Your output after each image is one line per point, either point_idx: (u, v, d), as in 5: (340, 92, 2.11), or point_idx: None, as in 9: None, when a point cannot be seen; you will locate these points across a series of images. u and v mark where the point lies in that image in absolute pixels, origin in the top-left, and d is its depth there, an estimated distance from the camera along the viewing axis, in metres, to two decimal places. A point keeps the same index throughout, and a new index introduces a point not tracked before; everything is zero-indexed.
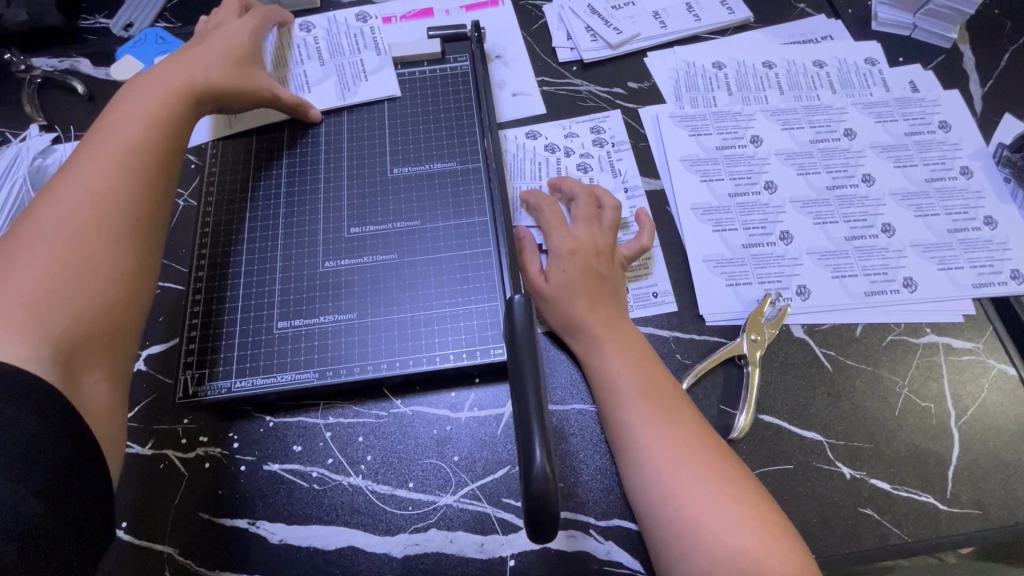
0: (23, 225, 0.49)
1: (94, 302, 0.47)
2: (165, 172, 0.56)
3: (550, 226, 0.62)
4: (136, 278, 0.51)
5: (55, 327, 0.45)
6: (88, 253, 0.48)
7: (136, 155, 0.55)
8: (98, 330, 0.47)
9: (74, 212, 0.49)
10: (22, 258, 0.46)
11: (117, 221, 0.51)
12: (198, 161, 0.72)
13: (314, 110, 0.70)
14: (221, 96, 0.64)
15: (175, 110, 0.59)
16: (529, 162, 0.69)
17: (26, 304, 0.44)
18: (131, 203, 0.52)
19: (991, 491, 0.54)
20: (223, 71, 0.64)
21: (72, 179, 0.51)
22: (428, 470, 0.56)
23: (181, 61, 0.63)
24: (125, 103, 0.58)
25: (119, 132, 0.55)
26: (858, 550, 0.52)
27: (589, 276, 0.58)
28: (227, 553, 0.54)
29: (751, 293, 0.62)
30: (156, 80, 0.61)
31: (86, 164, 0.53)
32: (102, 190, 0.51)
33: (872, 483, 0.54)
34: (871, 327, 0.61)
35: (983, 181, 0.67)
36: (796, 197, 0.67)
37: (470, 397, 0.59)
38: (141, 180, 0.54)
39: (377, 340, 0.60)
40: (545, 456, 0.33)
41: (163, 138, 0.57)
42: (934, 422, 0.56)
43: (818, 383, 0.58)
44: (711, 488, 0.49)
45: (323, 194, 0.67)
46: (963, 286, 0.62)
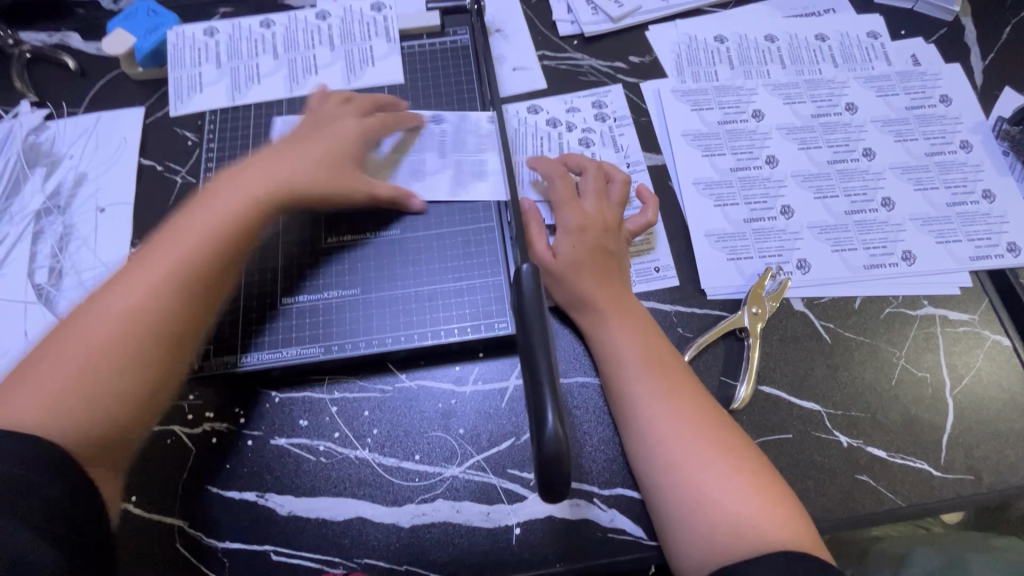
0: (72, 319, 0.49)
1: (102, 417, 0.45)
2: (214, 283, 0.52)
3: (562, 202, 0.61)
4: (150, 394, 0.48)
5: (62, 439, 0.44)
6: (109, 367, 0.46)
7: (183, 261, 0.50)
8: (104, 442, 0.46)
9: (108, 321, 0.47)
10: (84, 326, 0.48)
11: (142, 338, 0.47)
12: (196, 138, 0.71)
13: (417, 200, 0.63)
14: (309, 200, 0.58)
15: (252, 196, 0.55)
16: (531, 138, 0.69)
17: (43, 408, 0.44)
18: (163, 317, 0.48)
19: (983, 458, 0.55)
20: (321, 173, 0.58)
21: (122, 278, 0.50)
22: (433, 443, 0.57)
23: (284, 152, 0.59)
24: (206, 195, 0.55)
25: (181, 231, 0.52)
26: (853, 515, 0.54)
27: (599, 253, 0.59)
28: (237, 525, 0.55)
29: (752, 267, 0.63)
30: (246, 172, 0.56)
31: (141, 261, 0.50)
32: (137, 299, 0.48)
33: (868, 452, 0.55)
34: (869, 300, 0.61)
35: (983, 155, 0.67)
36: (798, 171, 0.67)
37: (474, 370, 0.60)
38: (181, 292, 0.49)
39: (382, 315, 0.60)
40: (557, 417, 0.33)
41: (223, 249, 0.52)
42: (930, 391, 0.58)
43: (817, 355, 0.59)
44: (713, 456, 0.50)
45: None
46: (961, 259, 0.62)
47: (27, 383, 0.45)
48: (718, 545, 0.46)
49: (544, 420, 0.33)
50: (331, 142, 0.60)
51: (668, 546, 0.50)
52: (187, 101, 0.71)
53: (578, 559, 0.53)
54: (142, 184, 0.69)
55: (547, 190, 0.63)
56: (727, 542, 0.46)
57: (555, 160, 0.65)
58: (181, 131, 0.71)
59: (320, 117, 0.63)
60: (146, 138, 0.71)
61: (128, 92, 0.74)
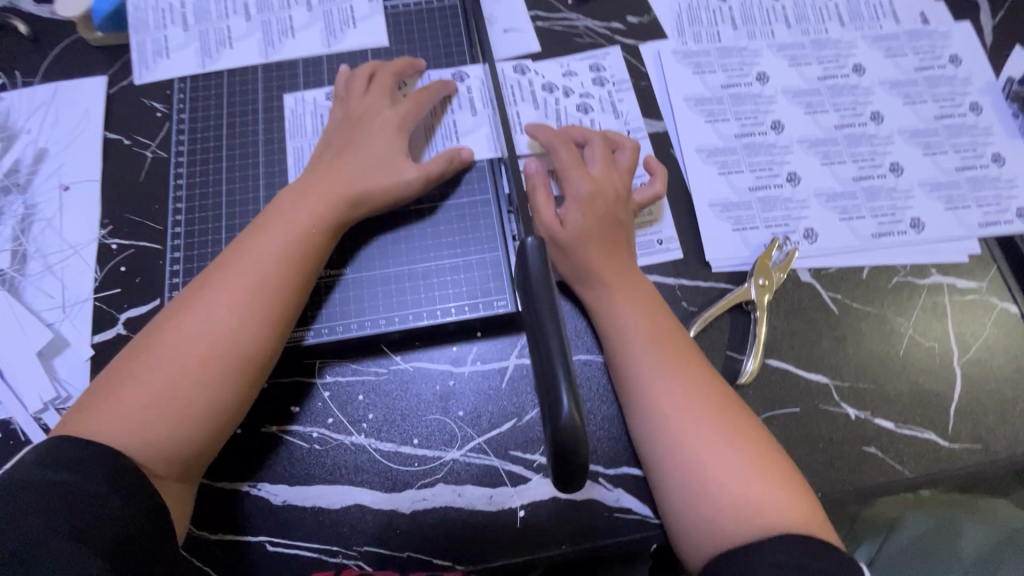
0: (149, 337, 0.47)
1: (181, 444, 0.45)
2: (292, 311, 0.50)
3: (568, 168, 0.58)
4: (225, 422, 0.47)
5: (141, 463, 0.43)
6: (189, 395, 0.45)
7: (262, 288, 0.49)
8: (180, 466, 0.46)
9: (189, 347, 0.46)
10: (170, 340, 0.47)
11: (222, 366, 0.47)
12: (165, 109, 0.66)
13: (467, 151, 0.59)
14: (369, 209, 0.55)
15: (327, 211, 0.53)
16: (525, 104, 0.65)
17: (127, 432, 0.44)
18: (244, 347, 0.47)
19: (990, 427, 0.55)
20: (375, 174, 0.55)
21: (202, 299, 0.48)
22: (432, 426, 0.55)
23: (340, 158, 0.55)
24: (281, 213, 0.52)
25: (258, 255, 0.50)
26: (861, 487, 0.53)
27: (611, 224, 0.56)
28: (230, 516, 0.53)
29: (758, 237, 0.61)
30: (313, 187, 0.54)
31: (220, 284, 0.49)
32: (217, 327, 0.47)
33: (876, 423, 0.55)
34: (877, 270, 0.60)
35: (992, 117, 0.65)
36: (804, 136, 0.64)
37: (473, 350, 0.57)
38: (261, 320, 0.48)
39: (374, 294, 0.58)
40: (573, 401, 0.30)
41: (299, 274, 0.51)
42: (937, 361, 0.57)
43: (824, 326, 0.58)
44: (719, 441, 0.48)
45: (309, 136, 0.63)
46: (970, 226, 0.61)
47: (109, 405, 0.44)
48: (721, 531, 0.45)
49: (561, 404, 0.30)
50: (381, 137, 0.56)
51: (671, 530, 0.49)
52: (153, 68, 0.66)
53: (584, 539, 0.52)
54: (109, 160, 0.64)
55: (552, 158, 0.60)
56: (731, 530, 0.45)
57: (557, 129, 0.61)
58: (148, 101, 0.66)
59: (360, 105, 0.59)
60: (110, 109, 0.66)
61: (86, 59, 0.68)
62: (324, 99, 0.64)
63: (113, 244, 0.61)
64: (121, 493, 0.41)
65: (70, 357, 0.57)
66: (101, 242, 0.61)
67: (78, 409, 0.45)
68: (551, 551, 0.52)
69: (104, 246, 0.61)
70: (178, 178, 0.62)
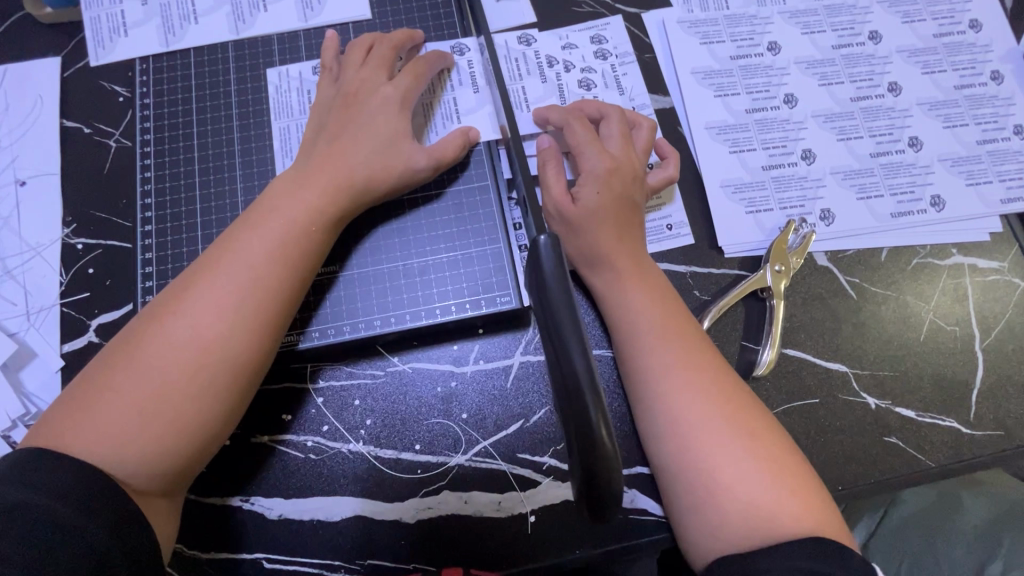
0: (128, 338, 0.42)
1: (166, 460, 0.41)
2: (288, 312, 0.46)
3: (581, 140, 0.53)
4: (212, 436, 0.43)
5: (120, 482, 0.39)
6: (174, 407, 0.41)
7: (255, 288, 0.44)
8: (165, 483, 0.42)
9: (173, 353, 0.42)
10: (151, 345, 0.42)
11: (209, 377, 0.42)
12: (128, 93, 0.60)
13: (473, 131, 0.55)
14: (371, 197, 0.51)
15: (323, 203, 0.48)
16: (528, 81, 0.60)
17: (103, 447, 0.39)
18: (234, 355, 0.43)
19: (1012, 412, 0.53)
20: (374, 158, 0.50)
21: (186, 300, 0.43)
22: (435, 431, 0.52)
23: (337, 139, 0.50)
24: (275, 202, 0.47)
25: (249, 249, 0.45)
26: (883, 479, 0.51)
27: (627, 202, 0.53)
28: (223, 533, 0.50)
29: (772, 220, 0.57)
30: (310, 173, 0.49)
31: (208, 281, 0.44)
32: (205, 331, 0.42)
33: (898, 412, 0.53)
34: (896, 251, 0.57)
35: (1013, 86, 0.62)
36: (819, 110, 0.61)
37: (474, 349, 0.54)
38: (254, 324, 0.44)
39: (366, 293, 0.53)
40: (600, 417, 0.28)
41: (296, 272, 0.46)
42: (959, 345, 0.55)
43: (843, 312, 0.55)
44: (731, 439, 0.44)
45: (296, 115, 0.57)
46: (992, 202, 0.58)
47: (86, 415, 0.40)
48: (729, 539, 0.42)
49: (588, 421, 0.28)
50: (378, 114, 0.51)
51: (679, 532, 0.46)
52: (110, 48, 0.60)
53: (598, 543, 0.50)
54: (68, 151, 0.59)
55: (564, 135, 0.56)
56: (738, 535, 0.42)
57: (569, 105, 0.57)
58: (109, 85, 0.60)
59: (353, 78, 0.53)
60: (66, 94, 0.60)
61: (35, 38, 0.61)
62: (310, 73, 0.58)
63: (79, 244, 0.56)
64: (97, 516, 0.37)
65: (39, 370, 0.53)
66: (65, 242, 0.56)
67: (50, 419, 0.41)
68: (564, 558, 0.49)
69: (69, 246, 0.56)
70: (146, 170, 0.56)
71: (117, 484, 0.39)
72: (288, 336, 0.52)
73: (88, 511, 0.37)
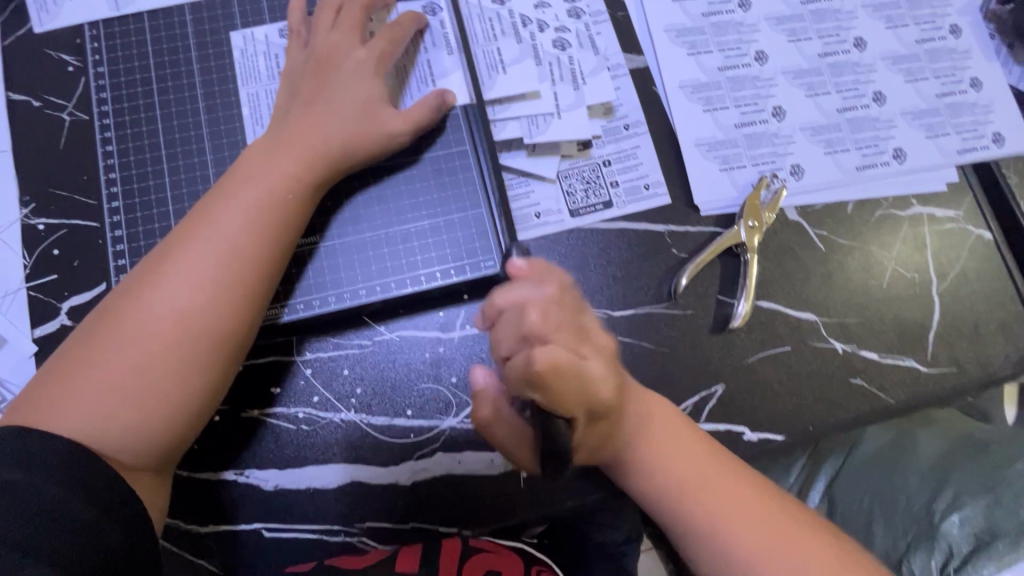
0: (107, 314, 0.42)
1: (156, 435, 0.41)
2: (270, 286, 0.45)
3: (504, 336, 0.37)
4: (200, 409, 0.43)
5: (107, 457, 0.39)
6: (158, 382, 0.41)
7: (235, 263, 0.43)
8: (155, 457, 0.42)
9: (154, 329, 0.41)
10: (130, 320, 0.41)
11: (193, 350, 0.42)
12: (78, 62, 0.56)
13: (450, 95, 0.54)
14: (350, 165, 0.50)
15: (299, 172, 0.47)
16: (503, 42, 0.58)
17: (88, 423, 0.39)
18: (218, 330, 0.42)
19: (965, 350, 0.57)
20: (350, 125, 0.49)
21: (164, 274, 0.42)
22: (425, 396, 0.53)
23: (311, 106, 0.49)
24: (250, 172, 0.46)
25: (228, 223, 0.44)
26: (849, 418, 0.55)
27: (595, 346, 0.38)
28: (220, 506, 0.50)
29: (745, 176, 0.59)
30: (284, 141, 0.47)
31: (186, 254, 0.43)
32: (186, 308, 0.42)
33: (862, 355, 0.56)
34: (861, 203, 0.60)
35: (971, 40, 0.64)
36: (788, 67, 0.62)
37: (460, 315, 0.54)
38: (238, 299, 0.43)
39: (349, 263, 0.53)
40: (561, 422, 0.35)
41: (276, 244, 0.45)
42: (918, 290, 0.58)
43: (812, 264, 0.58)
44: (790, 557, 0.41)
45: (264, 80, 0.55)
46: (949, 153, 0.61)
47: (68, 393, 0.40)
48: None
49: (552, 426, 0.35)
50: (352, 81, 0.50)
51: None
52: (54, 13, 0.57)
53: (587, 493, 0.52)
54: (19, 127, 0.56)
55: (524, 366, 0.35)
56: None
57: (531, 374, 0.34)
58: (56, 54, 0.57)
59: (323, 43, 0.51)
60: (10, 65, 0.56)
61: None
62: (277, 36, 0.56)
63: (40, 224, 0.54)
64: (85, 498, 0.37)
65: (11, 356, 0.52)
66: (25, 224, 0.54)
67: (31, 397, 0.40)
68: (556, 509, 0.52)
69: (29, 227, 0.54)
70: (107, 143, 0.53)
71: (104, 460, 0.39)
72: (273, 309, 0.51)
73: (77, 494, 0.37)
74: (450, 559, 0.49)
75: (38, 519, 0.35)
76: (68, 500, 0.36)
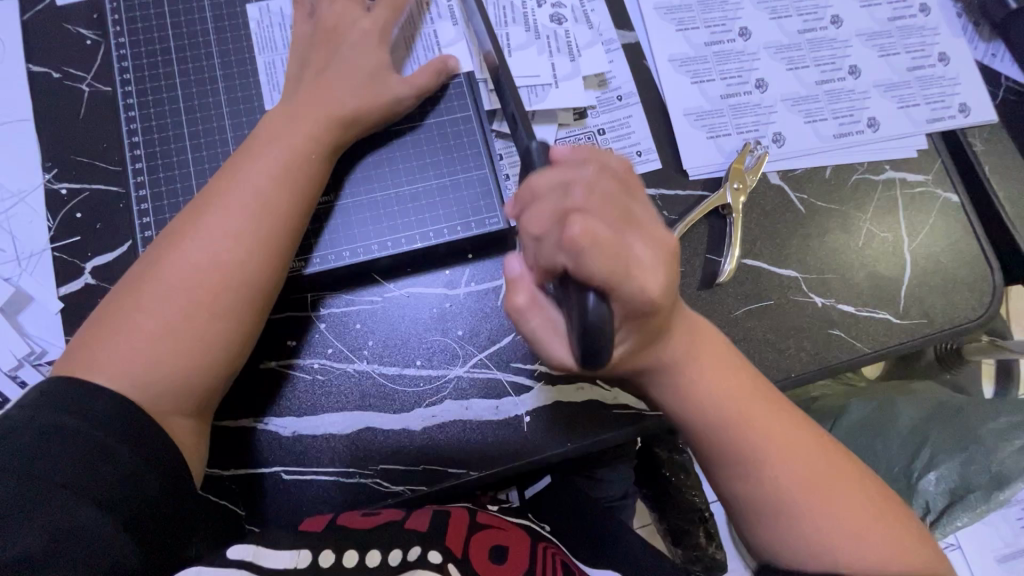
0: (141, 272, 0.45)
1: (188, 380, 0.44)
2: (291, 240, 0.48)
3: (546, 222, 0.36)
4: (229, 358, 0.45)
5: (141, 403, 0.42)
6: (190, 330, 0.44)
7: (265, 214, 0.46)
8: (187, 403, 0.44)
9: (185, 282, 0.44)
10: (163, 275, 0.44)
11: (221, 301, 0.44)
12: (98, 36, 0.59)
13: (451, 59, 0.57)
14: (359, 127, 0.53)
15: (313, 136, 0.50)
16: (513, 28, 0.62)
17: (124, 372, 0.42)
18: (247, 276, 0.45)
19: (934, 304, 0.62)
20: (358, 89, 0.52)
21: (192, 231, 0.45)
22: (433, 346, 0.56)
23: (321, 73, 0.52)
24: (268, 137, 0.49)
25: (256, 180, 0.47)
26: (829, 365, 0.59)
27: (645, 233, 0.35)
28: (240, 451, 0.53)
29: (731, 143, 0.63)
30: (301, 105, 0.51)
31: (212, 213, 0.46)
32: (217, 257, 0.45)
33: (840, 308, 0.60)
34: (838, 168, 0.64)
35: (939, 18, 0.68)
36: (771, 42, 0.66)
37: (466, 273, 0.58)
38: (261, 251, 0.46)
39: (361, 220, 0.56)
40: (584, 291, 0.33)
41: (297, 198, 0.48)
42: (891, 249, 0.62)
43: (793, 225, 0.62)
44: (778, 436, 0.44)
45: (280, 50, 0.58)
46: (919, 122, 0.65)
47: (105, 344, 0.43)
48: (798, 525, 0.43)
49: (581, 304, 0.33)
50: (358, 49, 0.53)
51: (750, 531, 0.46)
52: None
53: (586, 437, 0.56)
54: (41, 97, 0.58)
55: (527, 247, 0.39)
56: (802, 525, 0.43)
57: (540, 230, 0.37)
58: (75, 28, 0.59)
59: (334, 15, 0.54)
60: (31, 38, 0.59)
61: None
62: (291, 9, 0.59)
63: (62, 188, 0.56)
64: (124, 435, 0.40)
65: (38, 312, 0.54)
66: (48, 188, 0.56)
67: (72, 351, 0.43)
68: (557, 451, 0.55)
69: (52, 191, 0.56)
70: (129, 110, 0.56)
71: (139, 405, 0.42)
72: (293, 263, 0.54)
73: (116, 430, 0.40)
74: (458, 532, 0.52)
75: (81, 450, 0.38)
76: (107, 433, 0.40)
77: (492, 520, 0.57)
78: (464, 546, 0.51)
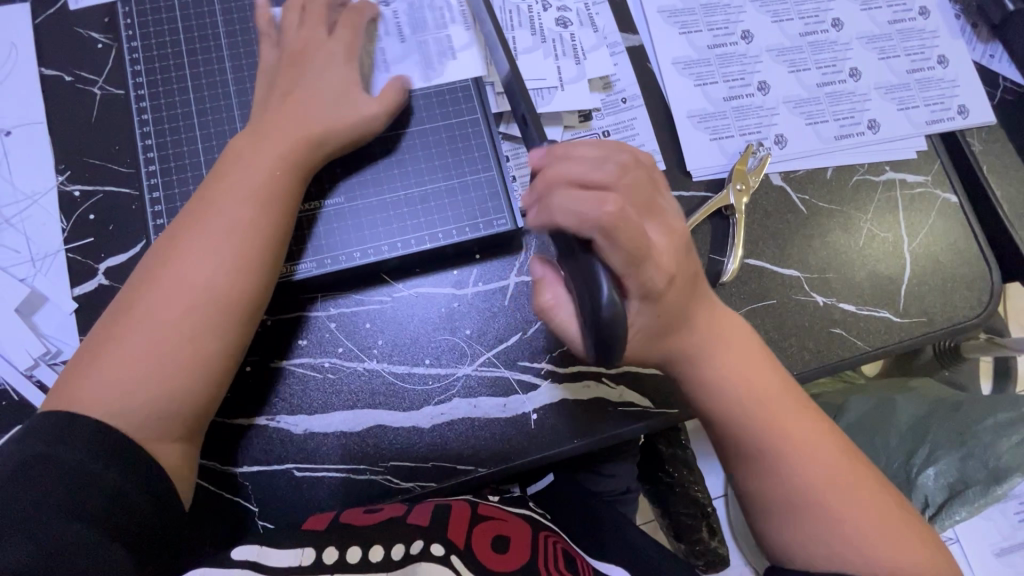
0: (122, 304, 0.46)
1: (174, 405, 0.44)
2: (270, 261, 0.48)
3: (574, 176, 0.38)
4: (213, 380, 0.46)
5: (128, 431, 0.42)
6: (174, 357, 0.44)
7: (243, 232, 0.47)
8: (173, 427, 0.44)
9: (166, 311, 0.45)
10: (145, 305, 0.45)
11: (203, 326, 0.45)
12: (109, 39, 0.60)
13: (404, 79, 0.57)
14: (331, 144, 0.53)
15: (288, 157, 0.50)
16: (519, 33, 0.63)
17: (109, 403, 0.42)
18: (228, 299, 0.46)
19: (933, 303, 0.63)
20: (327, 107, 0.52)
21: (172, 260, 0.46)
22: (442, 345, 0.57)
23: (289, 93, 0.52)
24: (243, 161, 0.49)
25: (235, 199, 0.48)
26: (830, 363, 0.60)
27: (664, 223, 0.41)
28: (252, 449, 0.54)
29: (733, 145, 0.64)
30: (271, 126, 0.51)
31: (190, 241, 0.46)
32: (198, 283, 0.45)
33: (841, 307, 0.61)
34: (839, 170, 0.65)
35: (938, 21, 0.69)
36: (773, 45, 0.67)
37: (474, 273, 0.59)
38: (241, 274, 0.47)
39: (371, 221, 0.57)
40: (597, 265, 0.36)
41: (274, 218, 0.49)
42: (891, 249, 0.63)
43: (795, 225, 0.63)
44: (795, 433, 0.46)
45: None
46: (918, 124, 0.66)
47: (90, 376, 0.43)
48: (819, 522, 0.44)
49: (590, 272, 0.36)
50: (321, 68, 0.53)
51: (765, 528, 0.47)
52: None
53: (593, 434, 0.57)
54: (53, 100, 0.59)
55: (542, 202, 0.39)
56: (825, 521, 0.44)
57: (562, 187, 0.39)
58: (87, 32, 0.60)
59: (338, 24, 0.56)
60: (43, 42, 0.60)
61: None
62: None
63: (75, 190, 0.57)
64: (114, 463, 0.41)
65: (53, 312, 0.55)
66: (61, 190, 0.57)
67: (60, 385, 0.44)
68: (565, 447, 0.56)
69: (65, 193, 0.57)
70: (141, 112, 0.57)
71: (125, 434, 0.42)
72: (283, 268, 0.55)
73: None
74: (460, 521, 0.52)
75: None
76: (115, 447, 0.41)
77: (495, 512, 0.57)
78: (465, 537, 0.51)
